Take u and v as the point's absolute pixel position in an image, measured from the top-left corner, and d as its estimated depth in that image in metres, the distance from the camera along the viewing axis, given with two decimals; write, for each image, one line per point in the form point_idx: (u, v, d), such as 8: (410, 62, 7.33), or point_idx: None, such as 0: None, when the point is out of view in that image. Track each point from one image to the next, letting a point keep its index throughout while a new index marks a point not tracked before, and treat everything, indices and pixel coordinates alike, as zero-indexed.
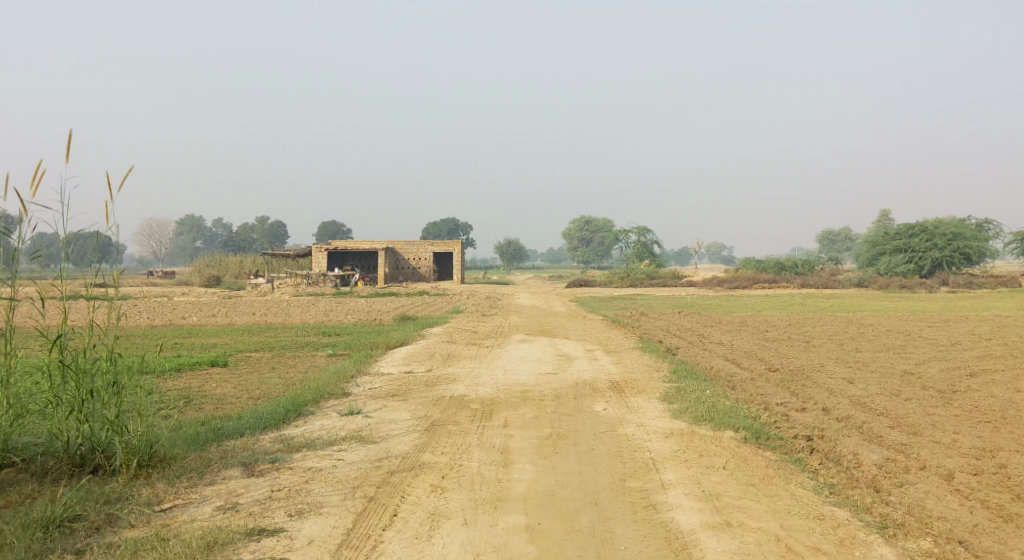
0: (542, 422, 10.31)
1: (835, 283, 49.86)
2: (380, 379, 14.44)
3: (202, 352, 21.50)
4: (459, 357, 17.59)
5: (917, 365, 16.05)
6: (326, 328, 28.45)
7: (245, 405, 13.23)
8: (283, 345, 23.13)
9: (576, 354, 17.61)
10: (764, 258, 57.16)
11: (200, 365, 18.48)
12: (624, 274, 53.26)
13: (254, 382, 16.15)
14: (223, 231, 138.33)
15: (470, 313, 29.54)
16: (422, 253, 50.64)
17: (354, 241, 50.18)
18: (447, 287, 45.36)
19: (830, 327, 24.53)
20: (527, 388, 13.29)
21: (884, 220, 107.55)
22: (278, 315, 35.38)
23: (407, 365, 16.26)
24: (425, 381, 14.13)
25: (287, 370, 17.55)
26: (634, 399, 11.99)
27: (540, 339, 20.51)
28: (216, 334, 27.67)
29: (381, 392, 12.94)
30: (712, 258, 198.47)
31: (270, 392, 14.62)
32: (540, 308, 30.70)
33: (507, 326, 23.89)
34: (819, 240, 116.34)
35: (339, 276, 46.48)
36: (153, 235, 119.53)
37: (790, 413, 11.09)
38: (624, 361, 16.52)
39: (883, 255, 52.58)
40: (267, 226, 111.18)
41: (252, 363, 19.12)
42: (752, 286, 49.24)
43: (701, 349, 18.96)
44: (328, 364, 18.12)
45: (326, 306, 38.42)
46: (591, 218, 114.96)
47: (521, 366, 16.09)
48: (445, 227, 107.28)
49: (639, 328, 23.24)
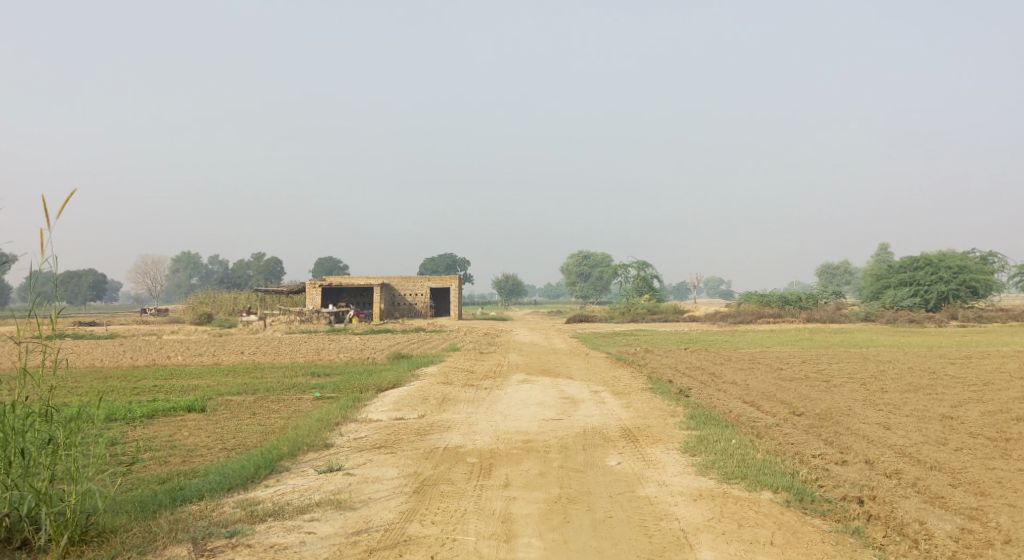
0: (548, 481, 8.95)
1: (840, 317, 48.58)
2: (367, 427, 13.05)
3: (180, 396, 20.05)
4: (455, 400, 16.22)
5: (954, 408, 14.73)
6: (316, 368, 27.04)
7: (215, 458, 11.85)
8: (269, 386, 21.71)
9: (582, 397, 16.20)
10: (767, 292, 55.93)
11: (176, 411, 17.08)
12: (625, 309, 51.94)
13: (231, 430, 14.71)
14: (220, 268, 137.20)
15: (468, 350, 28.15)
16: (418, 289, 49.30)
17: (348, 277, 48.83)
18: (444, 324, 43.92)
19: (848, 365, 23.17)
20: (530, 437, 11.90)
21: (883, 254, 106.67)
22: (268, 354, 33.92)
23: (398, 410, 14.88)
24: (416, 429, 12.73)
25: (268, 417, 16.13)
26: (651, 450, 10.62)
27: (542, 379, 19.12)
28: (201, 374, 26.25)
29: (366, 443, 11.56)
30: (710, 292, 197.36)
31: (247, 441, 13.23)
32: (540, 345, 29.31)
33: (506, 365, 22.47)
34: (819, 274, 115.23)
35: (333, 313, 45.04)
36: (149, 272, 118.06)
37: (830, 467, 9.73)
38: (634, 404, 15.14)
39: (888, 288, 51.35)
40: (264, 263, 110.02)
41: (233, 408, 17.69)
42: (756, 321, 47.92)
43: (714, 389, 17.59)
44: (313, 409, 16.69)
45: (319, 344, 37.00)
46: (589, 253, 113.73)
47: (523, 410, 14.71)
48: (443, 262, 106.12)
49: (646, 367, 21.87)
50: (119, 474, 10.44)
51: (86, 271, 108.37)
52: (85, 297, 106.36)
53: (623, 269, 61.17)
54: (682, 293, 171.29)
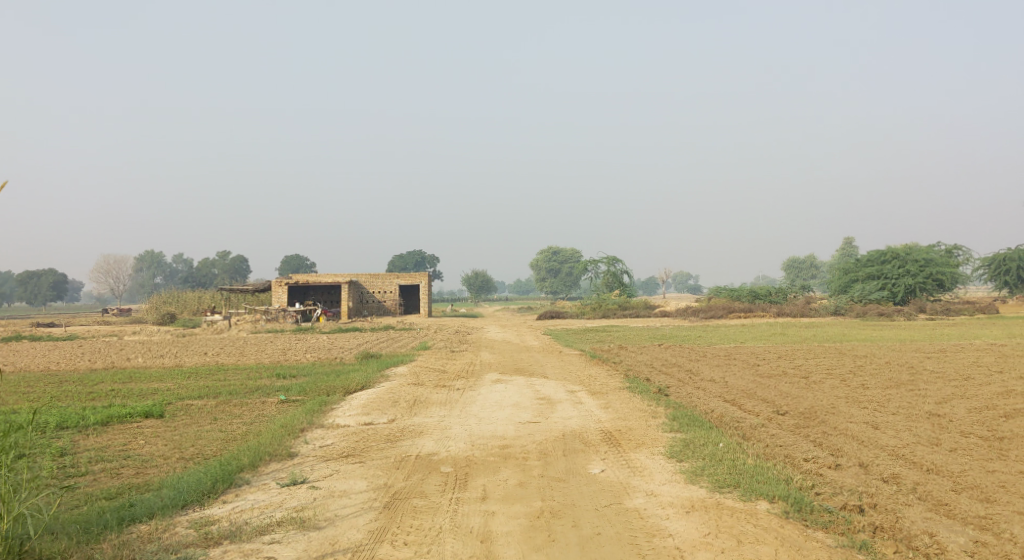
0: (529, 493, 8.39)
1: (810, 311, 48.53)
2: (333, 434, 12.35)
3: (138, 400, 19.24)
4: (427, 402, 15.59)
5: (940, 405, 14.36)
6: (281, 369, 26.25)
7: (170, 470, 11.12)
8: (232, 389, 20.92)
9: (559, 397, 15.64)
10: (738, 286, 55.79)
11: (132, 418, 16.29)
12: (596, 305, 51.47)
13: (190, 437, 13.97)
14: (184, 266, 135.07)
15: (439, 349, 27.52)
16: (387, 286, 48.47)
17: (315, 275, 47.91)
18: (413, 322, 43.20)
19: (826, 360, 22.82)
20: (506, 443, 11.29)
21: (849, 248, 107.46)
22: (233, 355, 32.99)
23: (366, 415, 14.18)
24: (386, 435, 12.07)
25: (230, 423, 15.41)
26: (635, 456, 10.06)
27: (516, 379, 18.56)
28: (161, 377, 25.32)
29: (333, 451, 10.89)
30: (678, 286, 198.06)
31: (207, 451, 12.50)
32: (513, 343, 28.70)
33: (478, 364, 21.85)
34: (786, 268, 115.80)
35: (300, 312, 44.15)
36: (110, 272, 115.72)
37: (824, 471, 9.22)
38: (613, 405, 14.60)
39: (856, 282, 51.37)
40: (229, 261, 108.44)
41: (193, 413, 16.94)
42: (727, 315, 47.70)
43: (694, 388, 17.09)
44: (279, 414, 15.98)
45: (285, 344, 36.10)
46: (558, 249, 113.20)
47: (497, 412, 14.11)
48: (411, 259, 105.21)
49: (622, 364, 21.39)
50: (64, 491, 9.71)
51: (45, 271, 105.85)
52: (44, 297, 103.95)
53: (592, 264, 60.67)
54: (651, 288, 171.35)
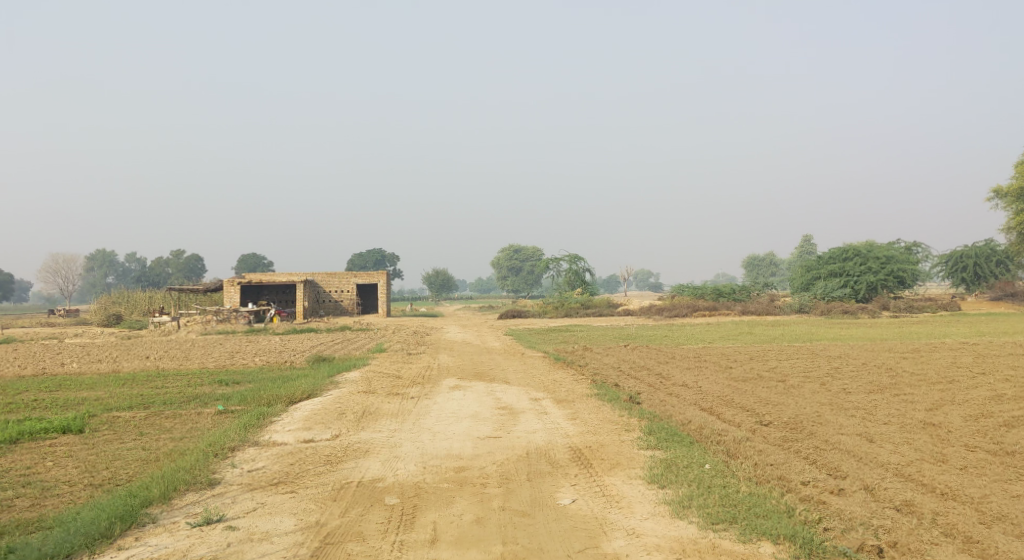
0: (489, 535, 7.21)
1: (774, 309, 47.80)
2: (266, 455, 10.87)
3: (62, 412, 17.64)
4: (376, 413, 14.18)
5: (933, 413, 13.24)
6: (225, 374, 24.65)
7: (70, 503, 9.64)
8: (167, 398, 19.35)
9: (522, 406, 14.33)
10: (701, 284, 54.94)
11: (46, 435, 14.73)
12: (558, 304, 50.23)
13: (106, 459, 12.47)
14: (137, 265, 131.41)
15: (395, 351, 26.12)
16: (344, 285, 46.75)
17: (269, 274, 46.07)
18: (371, 322, 41.62)
19: (800, 361, 21.70)
20: (463, 464, 9.91)
21: (807, 246, 107.69)
22: (177, 359, 31.24)
23: (307, 430, 12.69)
24: (325, 456, 10.61)
25: (155, 440, 13.88)
26: (611, 481, 8.78)
27: (475, 385, 17.23)
28: (94, 385, 23.61)
29: (261, 478, 9.44)
30: (639, 285, 198.09)
31: (120, 475, 11.02)
32: (472, 345, 27.34)
33: (435, 368, 20.45)
34: (746, 266, 115.84)
35: (253, 312, 42.31)
36: (59, 272, 112.23)
37: (826, 498, 7.97)
38: (582, 416, 13.28)
39: (819, 279, 50.74)
40: (184, 259, 105.59)
41: (118, 427, 15.41)
42: (692, 314, 46.78)
43: (665, 394, 15.90)
44: (211, 428, 14.47)
45: (234, 346, 34.40)
46: (518, 247, 111.74)
47: (454, 425, 12.73)
48: (370, 258, 103.31)
49: (587, 368, 20.11)
50: None
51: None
52: None
53: (554, 262, 59.41)
54: (611, 286, 171.20)
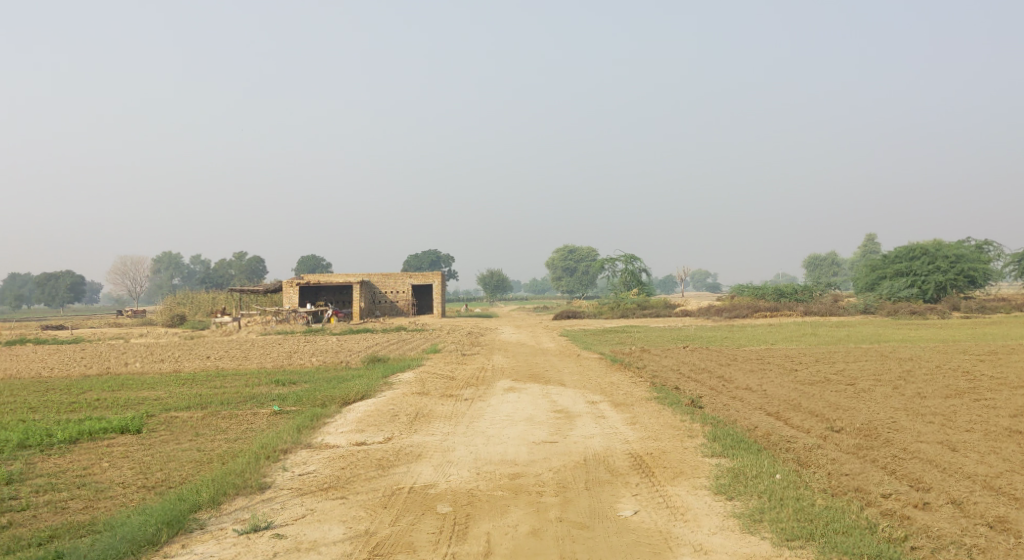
0: (545, 550, 6.88)
1: (838, 310, 46.48)
2: (317, 458, 10.61)
3: (122, 411, 17.76)
4: (430, 416, 13.88)
5: (1017, 420, 12.43)
6: (281, 374, 24.69)
7: (122, 506, 9.51)
8: (225, 398, 19.38)
9: (578, 410, 13.90)
10: (761, 284, 53.74)
11: (105, 435, 14.78)
12: (614, 305, 49.58)
13: (161, 459, 12.40)
14: (201, 267, 134.18)
15: (450, 352, 25.89)
16: (399, 286, 46.80)
17: (326, 275, 46.34)
18: (427, 322, 41.54)
19: (869, 364, 20.81)
20: (518, 471, 9.52)
21: (870, 245, 105.02)
22: (236, 359, 31.50)
23: (360, 433, 12.44)
24: (377, 460, 10.31)
25: (210, 441, 13.79)
26: (675, 491, 8.30)
27: (530, 387, 16.84)
28: (154, 384, 23.82)
29: (312, 483, 9.18)
30: (697, 285, 195.93)
31: (173, 477, 10.89)
32: (528, 345, 26.95)
33: (489, 369, 20.10)
34: (807, 266, 113.41)
35: (311, 312, 42.58)
36: (127, 273, 114.96)
37: (910, 512, 7.39)
38: (641, 420, 12.82)
39: (884, 279, 49.17)
40: (246, 261, 107.45)
41: (176, 427, 15.40)
42: (752, 314, 45.74)
43: (728, 398, 15.31)
44: (266, 429, 14.35)
45: (292, 346, 34.58)
46: (574, 247, 111.17)
47: (508, 429, 12.36)
48: (426, 259, 103.79)
49: (646, 370, 19.58)
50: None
51: (61, 273, 105.38)
52: (62, 300, 103.67)
53: (610, 262, 58.71)
54: (669, 287, 169.44)
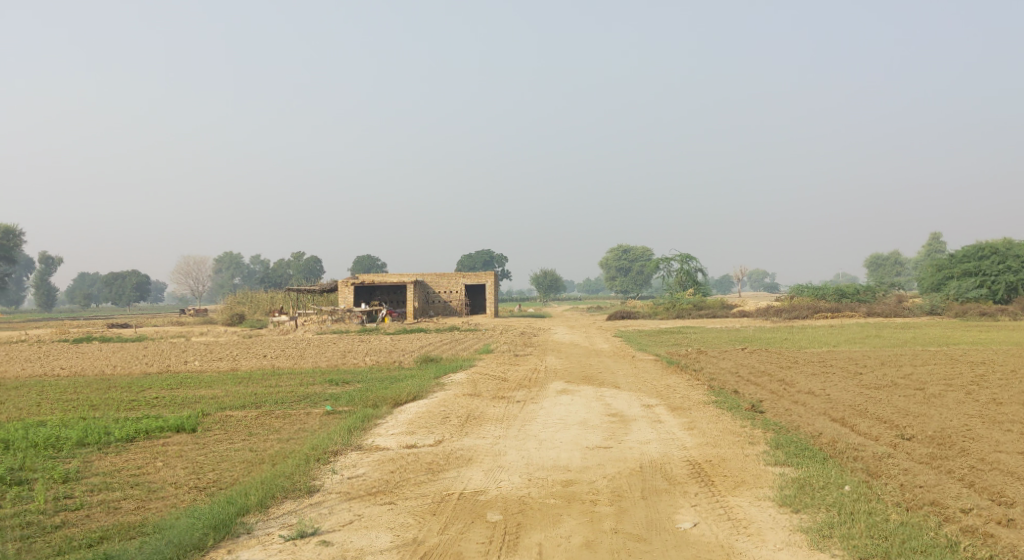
0: None
1: (903, 311, 45.11)
2: (367, 460, 10.43)
3: (178, 410, 17.88)
4: (482, 418, 13.62)
5: None
6: (335, 374, 24.71)
7: (173, 506, 9.43)
8: (279, 397, 19.41)
9: (633, 414, 13.52)
10: (822, 284, 52.48)
11: (161, 433, 14.84)
12: (670, 305, 48.87)
13: (214, 459, 12.36)
14: (260, 267, 136.36)
15: (503, 352, 25.67)
16: (453, 286, 46.76)
17: (381, 275, 46.53)
18: (480, 322, 41.40)
19: (939, 368, 19.99)
20: (571, 478, 9.21)
21: (935, 244, 102.15)
22: (291, 357, 31.71)
23: (410, 435, 12.23)
24: (427, 464, 10.08)
25: (262, 441, 13.73)
26: (737, 502, 7.94)
27: (584, 389, 16.50)
28: (211, 383, 24.01)
29: (360, 486, 8.99)
30: (754, 285, 193.00)
31: (225, 478, 10.80)
32: (582, 346, 26.55)
33: (543, 371, 19.79)
34: (869, 266, 110.57)
35: (366, 311, 42.76)
36: (190, 273, 117.30)
37: (994, 529, 6.91)
38: (699, 425, 12.40)
39: (951, 279, 47.49)
40: (303, 261, 108.83)
41: (230, 426, 15.41)
42: (813, 315, 44.65)
43: (791, 403, 14.77)
44: (318, 429, 14.26)
45: (346, 346, 34.72)
46: (629, 247, 110.31)
47: (561, 433, 12.05)
48: (481, 259, 103.90)
49: (704, 372, 19.09)
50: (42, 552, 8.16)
51: (127, 272, 108.31)
52: (128, 298, 106.25)
53: (665, 262, 57.87)
54: (725, 287, 167.29)
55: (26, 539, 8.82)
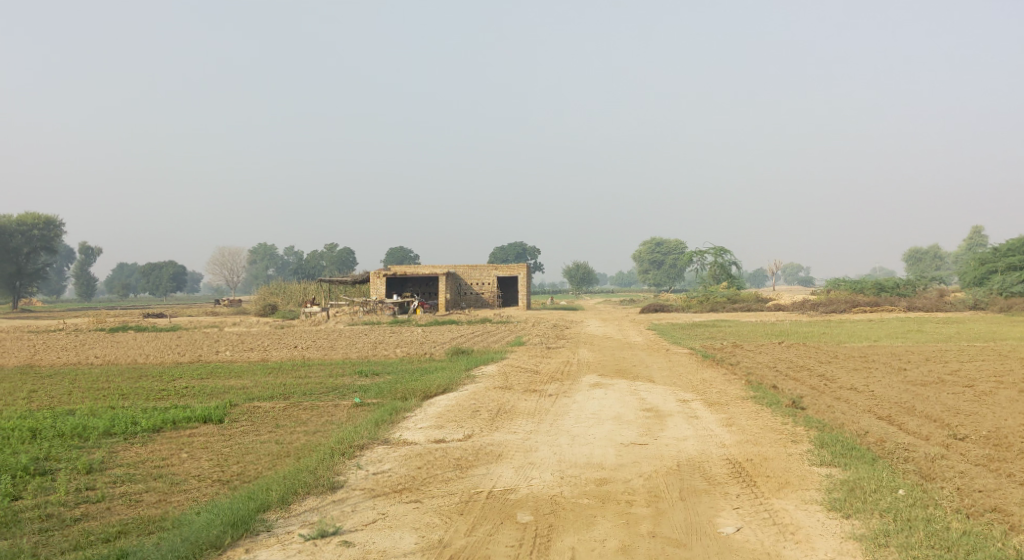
0: None
1: (944, 305, 44.04)
2: (392, 456, 10.07)
3: (207, 400, 17.70)
4: (512, 412, 13.23)
5: None
6: (365, 365, 24.47)
7: (195, 500, 9.15)
8: (308, 388, 19.16)
9: (669, 409, 13.06)
10: (860, 278, 51.44)
11: (188, 423, 14.62)
12: (704, 298, 48.15)
13: (240, 452, 12.09)
14: (294, 258, 137.14)
15: (534, 344, 25.29)
16: (485, 278, 46.43)
17: (413, 266, 46.32)
18: (512, 314, 41.05)
19: (986, 364, 19.31)
20: (605, 476, 8.80)
21: (977, 237, 100.03)
22: (322, 348, 31.55)
23: (439, 429, 11.87)
24: (454, 460, 9.71)
25: (289, 433, 13.46)
26: (782, 505, 7.49)
27: (617, 383, 16.07)
28: (242, 373, 23.87)
29: (385, 483, 8.64)
30: (789, 279, 190.79)
31: (248, 472, 10.49)
32: (614, 339, 26.09)
33: (575, 364, 19.36)
34: (908, 260, 108.72)
35: (397, 303, 42.57)
36: (225, 264, 118.26)
37: None
38: (738, 422, 11.93)
39: (994, 273, 45.99)
40: (337, 253, 109.17)
41: (257, 418, 15.16)
42: (851, 310, 43.72)
43: (833, 399, 14.25)
44: (346, 422, 13.97)
45: (377, 337, 34.52)
46: (662, 240, 109.35)
47: (594, 428, 11.64)
48: (513, 251, 103.59)
49: (741, 366, 18.58)
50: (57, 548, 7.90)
51: (164, 263, 109.62)
52: (165, 289, 107.41)
53: (698, 255, 57.05)
54: (760, 281, 165.32)
55: (44, 532, 8.56)
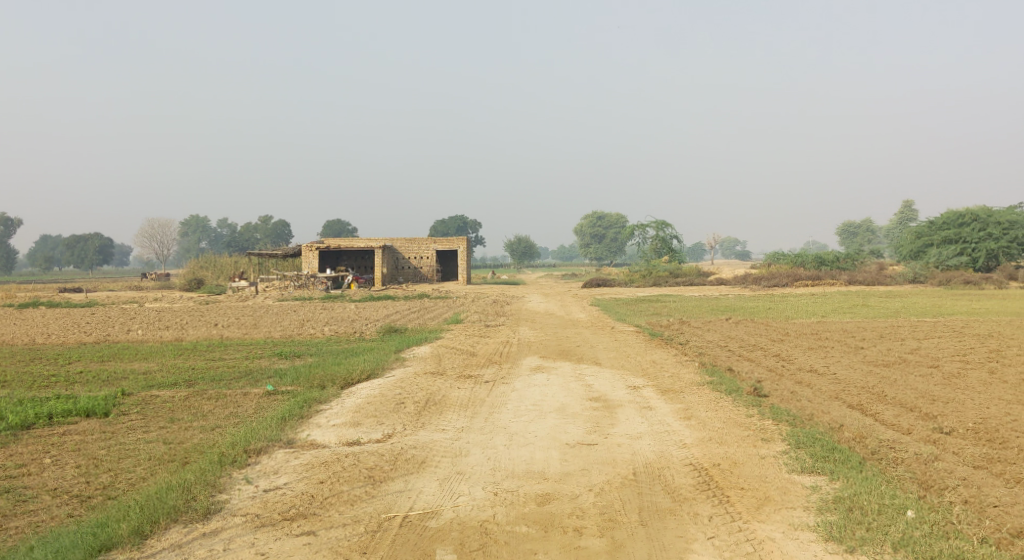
0: None
1: (885, 279, 43.54)
2: (292, 465, 8.33)
3: (100, 387, 15.63)
4: (442, 404, 11.57)
5: None
6: (288, 345, 22.52)
7: (36, 529, 7.32)
8: (218, 372, 17.19)
9: (619, 398, 11.57)
10: (800, 252, 50.81)
11: (66, 418, 12.59)
12: (646, 273, 46.99)
13: (117, 456, 10.14)
14: (228, 231, 132.59)
15: (473, 322, 23.63)
16: (423, 251, 44.50)
17: (347, 239, 44.11)
18: (451, 290, 39.27)
19: (945, 341, 18.36)
20: (548, 491, 7.24)
21: (908, 211, 101.31)
22: (245, 327, 29.41)
23: (354, 428, 10.14)
24: (367, 471, 8.00)
25: (183, 430, 11.53)
26: (767, 533, 6.17)
27: (561, 366, 14.54)
28: (150, 355, 21.72)
29: (275, 504, 6.93)
30: (727, 252, 192.00)
31: (119, 484, 8.62)
32: (557, 316, 24.60)
33: (515, 344, 17.78)
34: (843, 235, 109.87)
35: (330, 277, 40.43)
36: (154, 237, 113.59)
37: None
38: (699, 414, 10.47)
39: (931, 246, 45.68)
40: (271, 226, 105.55)
41: (150, 409, 13.19)
42: (793, 284, 43.00)
43: (795, 383, 12.97)
44: (252, 415, 12.15)
45: (306, 314, 32.47)
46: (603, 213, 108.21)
47: (536, 424, 10.05)
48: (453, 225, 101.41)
49: (691, 345, 17.22)
50: None
51: (90, 236, 104.72)
52: (90, 262, 103.04)
53: (640, 229, 55.77)
54: (698, 254, 165.77)
55: None
